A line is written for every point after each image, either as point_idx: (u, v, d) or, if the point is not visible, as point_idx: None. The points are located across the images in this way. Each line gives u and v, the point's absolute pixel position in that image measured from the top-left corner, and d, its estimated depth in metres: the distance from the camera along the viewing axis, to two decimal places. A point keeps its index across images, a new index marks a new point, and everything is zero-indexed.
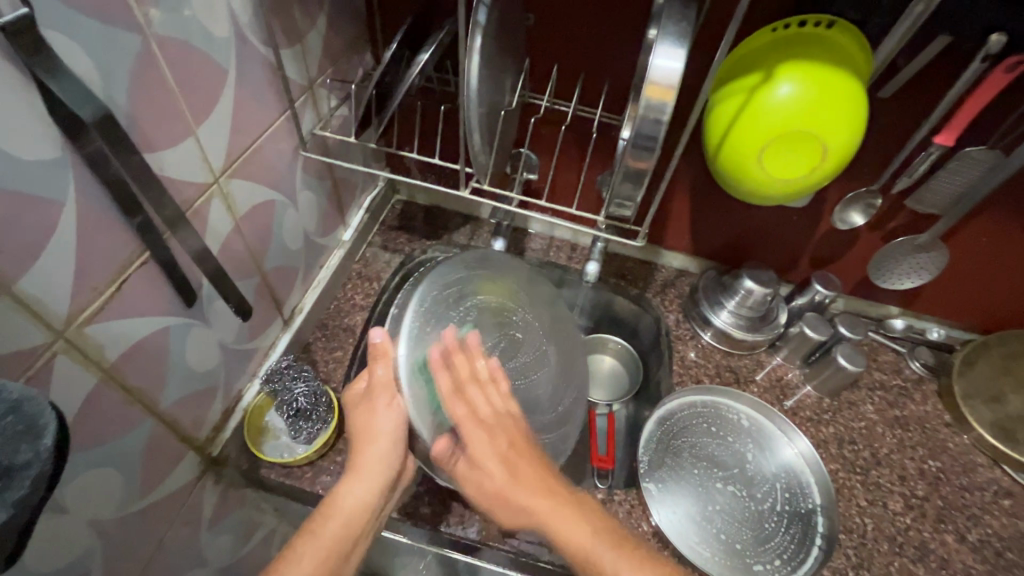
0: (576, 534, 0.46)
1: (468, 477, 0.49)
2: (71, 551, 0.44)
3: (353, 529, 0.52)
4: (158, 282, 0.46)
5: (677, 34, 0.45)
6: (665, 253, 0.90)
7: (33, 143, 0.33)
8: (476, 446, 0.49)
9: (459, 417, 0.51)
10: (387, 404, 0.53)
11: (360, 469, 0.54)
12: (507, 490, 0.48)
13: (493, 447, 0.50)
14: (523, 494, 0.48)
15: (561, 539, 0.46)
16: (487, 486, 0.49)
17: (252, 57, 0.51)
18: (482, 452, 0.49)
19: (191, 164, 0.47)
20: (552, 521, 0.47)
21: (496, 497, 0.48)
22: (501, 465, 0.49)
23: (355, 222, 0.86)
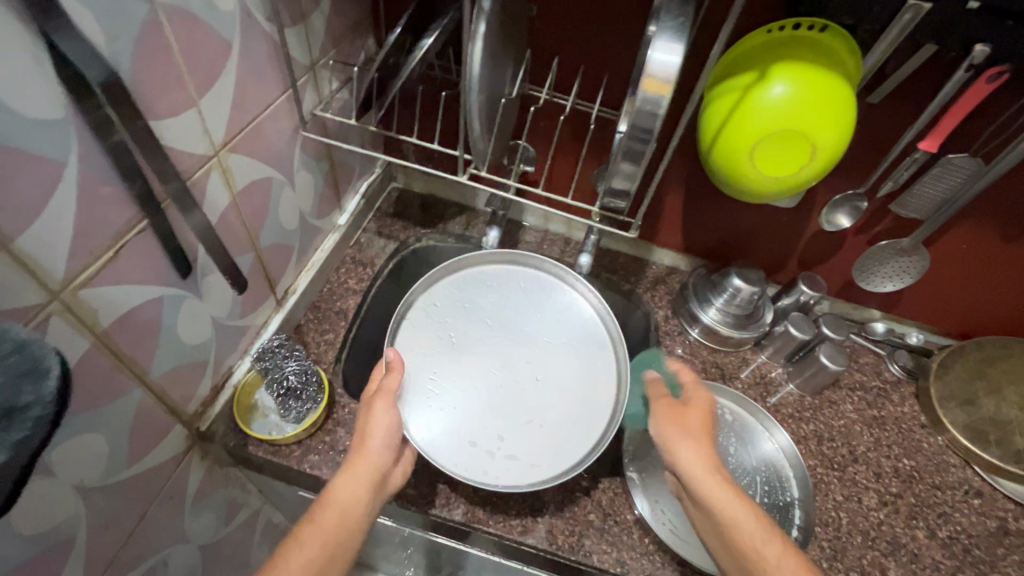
0: (740, 522, 0.48)
1: (681, 464, 0.52)
2: (56, 516, 0.44)
3: (347, 526, 0.49)
4: (154, 252, 0.46)
5: (676, 29, 0.46)
6: (656, 250, 0.91)
7: (37, 102, 0.34)
8: (687, 442, 0.52)
9: (689, 416, 0.55)
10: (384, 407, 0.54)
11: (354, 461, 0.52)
12: (705, 480, 0.50)
13: (704, 450, 0.52)
14: (716, 489, 0.50)
15: (740, 540, 0.47)
16: (687, 469, 0.51)
17: (256, 34, 0.52)
18: (690, 449, 0.52)
19: (190, 136, 0.47)
20: (742, 521, 0.48)
21: (694, 482, 0.51)
22: (700, 462, 0.51)
23: (351, 207, 0.87)
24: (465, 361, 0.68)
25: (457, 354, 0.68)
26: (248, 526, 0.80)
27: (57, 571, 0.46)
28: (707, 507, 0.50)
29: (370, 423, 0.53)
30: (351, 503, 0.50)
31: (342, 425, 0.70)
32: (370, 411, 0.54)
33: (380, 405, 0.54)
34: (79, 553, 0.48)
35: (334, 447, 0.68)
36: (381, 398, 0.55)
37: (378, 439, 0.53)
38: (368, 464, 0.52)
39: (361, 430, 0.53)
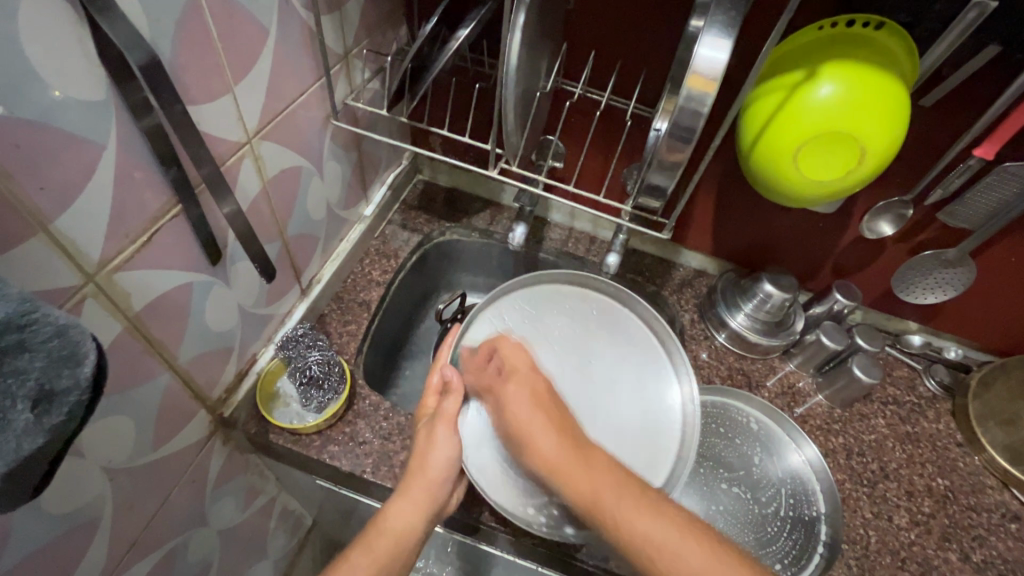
0: (644, 525, 0.44)
1: (544, 457, 0.49)
2: (84, 496, 0.45)
3: (402, 548, 0.52)
4: (187, 237, 0.46)
5: (725, 23, 0.44)
6: (684, 252, 0.89)
7: (79, 83, 0.34)
8: (540, 432, 0.49)
9: (522, 406, 0.51)
10: (443, 436, 0.55)
11: (409, 488, 0.54)
12: (564, 468, 0.47)
13: (561, 436, 0.49)
14: (575, 475, 0.47)
15: (639, 535, 0.44)
16: (543, 460, 0.49)
17: (293, 20, 0.51)
18: (544, 436, 0.49)
19: (225, 122, 0.47)
20: (660, 532, 0.44)
21: (552, 473, 0.48)
22: (577, 453, 0.48)
23: (376, 198, 0.86)
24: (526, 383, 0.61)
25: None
26: (266, 511, 0.81)
27: (82, 550, 0.47)
28: (570, 497, 0.47)
29: (431, 450, 0.55)
30: (404, 524, 0.53)
31: (363, 417, 0.70)
32: (432, 436, 0.55)
33: (441, 432, 0.55)
34: (104, 533, 0.49)
35: (354, 438, 0.68)
36: (443, 424, 0.56)
37: (438, 468, 0.54)
38: (424, 489, 0.54)
39: (421, 455, 0.55)
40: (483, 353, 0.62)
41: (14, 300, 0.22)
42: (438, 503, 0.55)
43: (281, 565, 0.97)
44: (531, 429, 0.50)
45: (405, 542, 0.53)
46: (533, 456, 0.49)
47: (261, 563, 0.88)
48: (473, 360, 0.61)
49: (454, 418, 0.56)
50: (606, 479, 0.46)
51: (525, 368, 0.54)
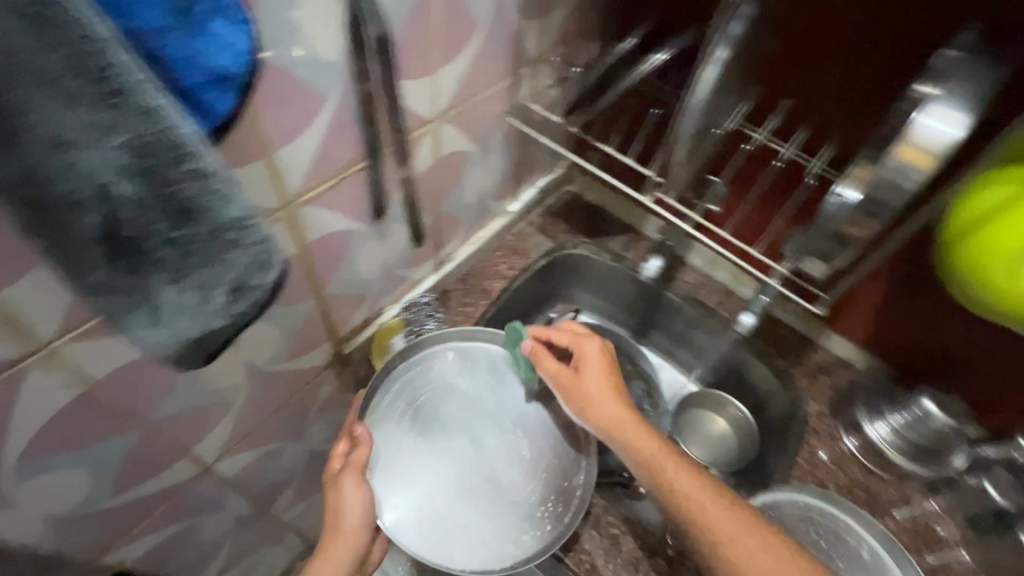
0: (604, 407, 0.59)
1: (595, 403, 0.59)
2: (228, 381, 0.53)
3: None
4: (362, 190, 0.52)
5: (961, 98, 0.39)
6: (831, 335, 0.80)
7: (326, 44, 0.39)
8: (601, 394, 0.59)
9: (590, 371, 0.61)
10: (354, 486, 0.58)
11: (330, 550, 0.57)
12: (631, 432, 0.57)
13: (621, 405, 0.59)
14: (596, 396, 0.59)
15: (602, 417, 0.59)
16: (605, 419, 0.58)
17: (502, 21, 0.55)
18: (609, 401, 0.59)
19: (421, 99, 0.52)
20: (612, 416, 0.58)
21: (618, 433, 0.58)
22: (621, 399, 0.60)
23: (524, 197, 0.89)
24: (439, 444, 0.65)
25: (427, 435, 0.65)
26: None
27: (212, 425, 0.55)
28: (614, 439, 0.58)
29: (342, 505, 0.58)
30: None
31: None
32: (339, 491, 0.58)
33: (349, 484, 0.59)
34: (231, 417, 0.57)
35: None
36: (349, 475, 0.59)
37: (352, 523, 0.58)
38: (345, 550, 0.57)
39: (335, 511, 0.58)
40: (388, 403, 0.65)
41: (244, 205, 0.26)
42: (357, 556, 0.58)
43: None
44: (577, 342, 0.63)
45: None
46: (591, 416, 0.59)
47: None
48: (383, 428, 0.64)
49: (361, 467, 0.60)
50: (601, 376, 0.61)
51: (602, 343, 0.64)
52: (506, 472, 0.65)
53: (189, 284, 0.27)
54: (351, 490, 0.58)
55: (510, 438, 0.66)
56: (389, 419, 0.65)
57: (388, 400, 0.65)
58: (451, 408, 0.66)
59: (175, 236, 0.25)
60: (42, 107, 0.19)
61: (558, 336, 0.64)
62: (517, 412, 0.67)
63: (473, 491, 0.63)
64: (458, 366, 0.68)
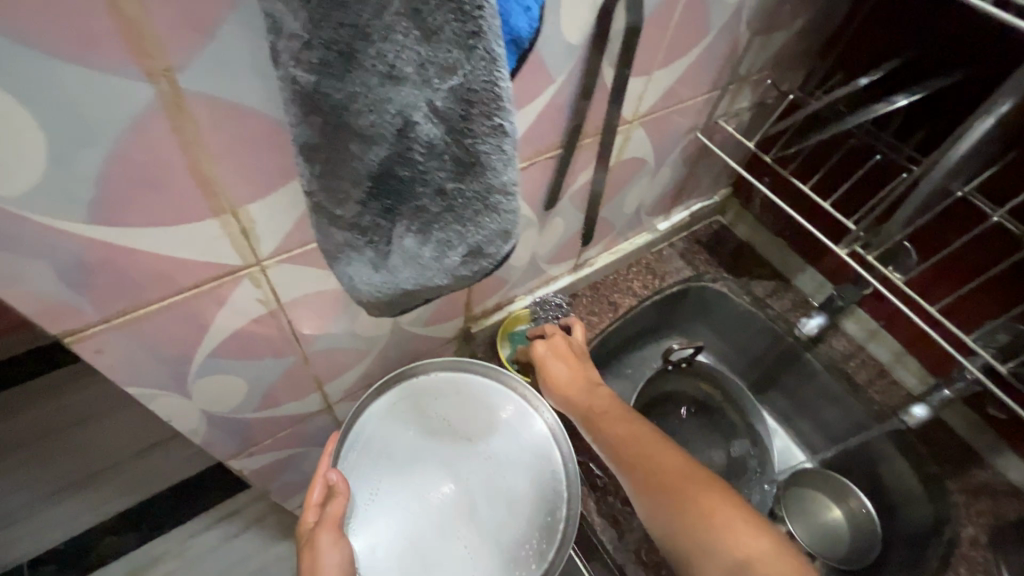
0: (555, 367, 0.60)
1: (559, 379, 0.58)
2: (374, 333, 0.55)
3: None
4: (545, 178, 0.51)
5: None
6: (1009, 457, 0.68)
7: (574, 25, 0.38)
8: (554, 362, 0.60)
9: (552, 346, 0.61)
10: (331, 541, 0.48)
11: None
12: (597, 410, 0.53)
13: (573, 373, 0.59)
14: (555, 367, 0.59)
15: (553, 383, 0.58)
16: (554, 382, 0.58)
17: (729, 32, 0.52)
18: (559, 365, 0.59)
19: (629, 97, 0.50)
20: (562, 377, 0.58)
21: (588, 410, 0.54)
22: (583, 375, 0.58)
23: (674, 218, 0.86)
24: (418, 487, 0.54)
25: (404, 477, 0.55)
26: None
27: (348, 369, 0.57)
28: (573, 412, 0.55)
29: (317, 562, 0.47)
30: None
31: None
32: (314, 546, 0.48)
33: (327, 539, 0.48)
34: (364, 366, 0.59)
35: None
36: (325, 530, 0.49)
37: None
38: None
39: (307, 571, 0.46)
40: (363, 439, 0.56)
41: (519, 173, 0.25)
42: None
43: None
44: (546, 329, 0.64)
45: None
46: (546, 381, 0.59)
47: None
48: (360, 470, 0.54)
49: (339, 521, 0.50)
50: (571, 363, 0.60)
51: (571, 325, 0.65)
52: (494, 524, 0.54)
53: (436, 236, 0.27)
54: (329, 535, 0.49)
55: (496, 480, 0.56)
56: (362, 454, 0.55)
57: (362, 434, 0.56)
58: (439, 447, 0.57)
59: (448, 187, 0.25)
60: (398, 34, 0.19)
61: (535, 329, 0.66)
62: (510, 451, 0.57)
63: (464, 536, 0.53)
64: (454, 398, 0.59)
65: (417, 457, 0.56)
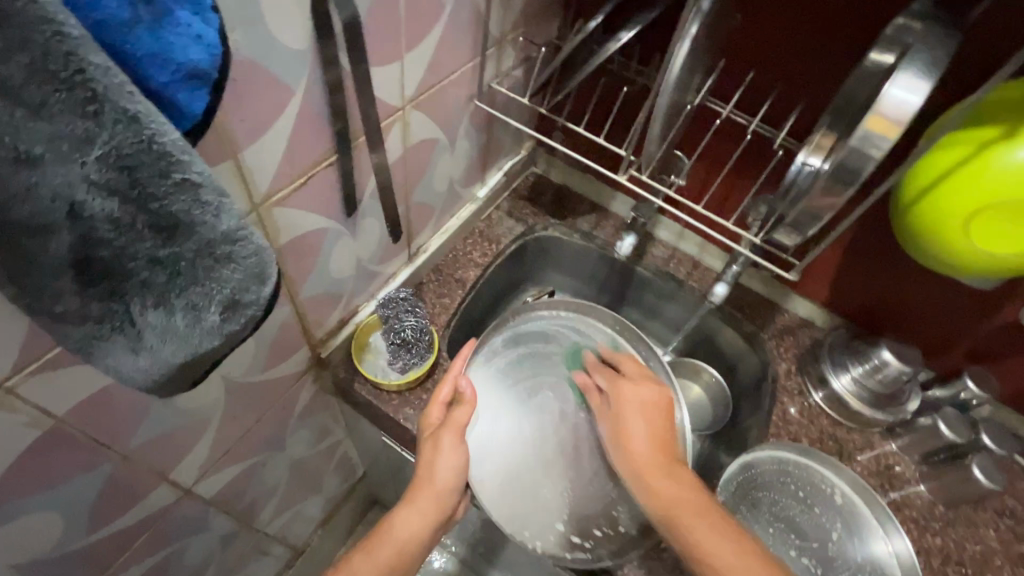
0: (635, 426, 0.54)
1: (637, 452, 0.53)
2: (205, 399, 0.50)
3: (404, 559, 0.54)
4: (332, 187, 0.50)
5: (924, 66, 0.40)
6: (793, 297, 0.84)
7: (291, 32, 0.37)
8: (635, 436, 0.54)
9: (631, 407, 0.56)
10: (451, 442, 0.56)
11: (417, 496, 0.55)
12: (657, 471, 0.52)
13: (652, 445, 0.53)
14: (631, 428, 0.54)
15: (629, 447, 0.54)
16: (632, 458, 0.53)
17: (466, 1, 0.53)
18: (640, 439, 0.54)
19: (388, 86, 0.49)
20: (641, 460, 0.53)
21: (643, 468, 0.52)
22: (666, 459, 0.53)
23: (491, 182, 0.88)
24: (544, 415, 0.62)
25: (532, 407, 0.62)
26: (330, 453, 0.86)
27: (192, 444, 0.52)
28: (623, 463, 0.54)
29: (437, 458, 0.55)
30: (408, 529, 0.54)
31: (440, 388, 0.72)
32: (439, 445, 0.56)
33: (448, 440, 0.56)
34: (209, 435, 0.54)
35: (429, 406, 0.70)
36: (448, 431, 0.56)
37: (443, 476, 0.55)
38: (432, 500, 0.55)
39: (426, 465, 0.56)
40: (486, 371, 0.63)
41: (236, 218, 0.25)
42: (443, 512, 0.56)
43: (328, 509, 1.02)
44: (623, 405, 0.56)
45: (408, 548, 0.54)
46: (623, 450, 0.54)
47: (313, 499, 0.94)
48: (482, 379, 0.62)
49: (462, 427, 0.57)
50: (644, 443, 0.53)
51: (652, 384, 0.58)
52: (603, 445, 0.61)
53: (179, 307, 0.25)
54: (450, 446, 0.56)
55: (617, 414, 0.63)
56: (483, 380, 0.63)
57: (500, 375, 0.63)
58: (549, 375, 0.64)
59: (159, 255, 0.24)
60: (12, 125, 0.19)
61: (621, 382, 0.58)
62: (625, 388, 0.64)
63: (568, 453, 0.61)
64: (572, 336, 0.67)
65: (536, 380, 0.64)
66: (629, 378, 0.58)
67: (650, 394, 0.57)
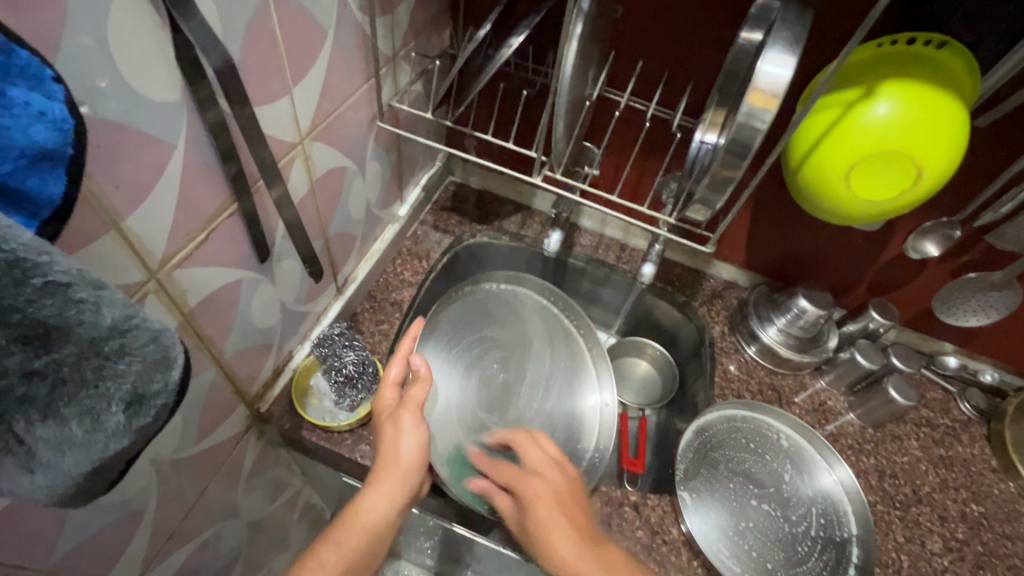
0: (547, 514, 0.54)
1: (539, 518, 0.54)
2: (134, 487, 0.45)
3: (372, 538, 0.53)
4: (239, 236, 0.47)
5: (790, 40, 0.43)
6: (715, 263, 0.89)
7: (157, 83, 0.34)
8: (559, 541, 0.53)
9: (543, 494, 0.56)
10: (410, 421, 0.55)
11: (381, 478, 0.54)
12: (552, 535, 0.53)
13: (578, 542, 0.53)
14: (553, 532, 0.53)
15: (554, 554, 0.53)
16: (561, 559, 0.52)
17: (349, 23, 0.52)
18: (540, 481, 0.57)
19: (280, 122, 0.47)
20: (569, 556, 0.52)
21: (539, 531, 0.54)
22: (579, 535, 0.54)
23: (411, 198, 0.87)
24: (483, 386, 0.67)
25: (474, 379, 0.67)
26: (291, 507, 0.82)
27: (129, 539, 0.48)
28: (544, 561, 0.54)
29: (400, 438, 0.55)
30: (377, 512, 0.53)
31: None
32: (399, 424, 0.55)
33: (407, 420, 0.55)
34: (147, 524, 0.49)
35: None
36: (406, 412, 0.56)
37: (408, 455, 0.55)
38: (398, 480, 0.54)
39: (388, 445, 0.55)
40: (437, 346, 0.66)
41: (121, 305, 0.23)
42: (409, 492, 0.55)
43: None
44: (518, 483, 0.57)
45: (375, 529, 0.53)
46: (554, 553, 0.53)
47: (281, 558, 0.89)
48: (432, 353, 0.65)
49: (420, 404, 0.56)
50: (567, 528, 0.54)
51: (557, 474, 0.58)
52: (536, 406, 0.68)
53: (71, 415, 0.22)
54: (413, 423, 0.55)
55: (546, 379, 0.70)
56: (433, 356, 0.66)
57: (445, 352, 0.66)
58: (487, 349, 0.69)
59: (37, 365, 0.21)
60: None
61: (503, 474, 0.58)
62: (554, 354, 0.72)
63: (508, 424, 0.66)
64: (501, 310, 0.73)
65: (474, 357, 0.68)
66: (534, 450, 0.59)
67: (541, 453, 0.59)
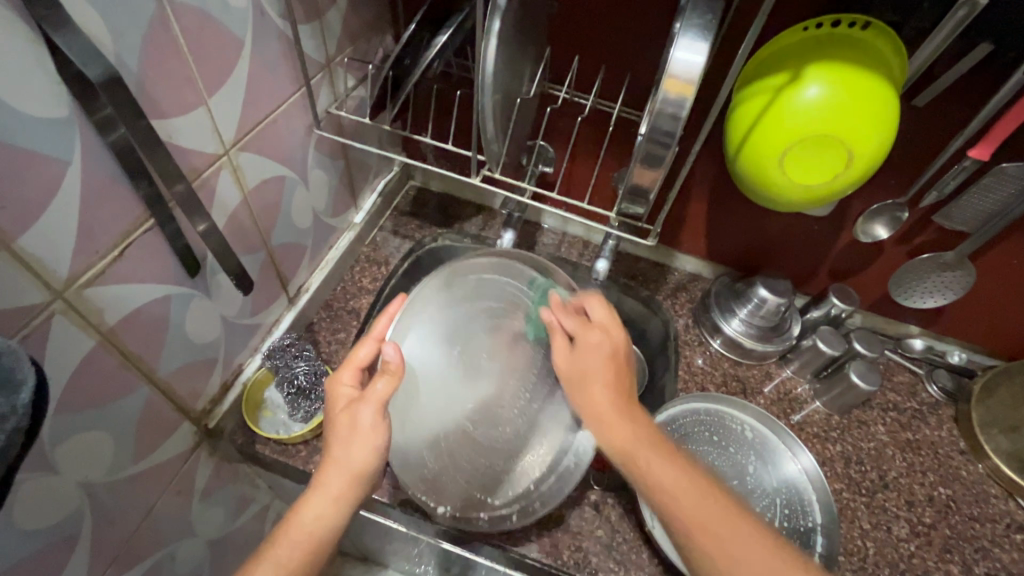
0: (598, 399, 0.52)
1: (597, 409, 0.52)
2: (61, 511, 0.45)
3: (316, 548, 0.50)
4: (160, 252, 0.46)
5: (703, 25, 0.42)
6: (678, 255, 0.89)
7: (40, 99, 0.34)
8: (597, 384, 0.53)
9: (596, 362, 0.54)
10: (365, 415, 0.50)
11: (324, 477, 0.50)
12: (610, 419, 0.51)
13: (614, 392, 0.52)
14: (613, 419, 0.51)
15: (594, 415, 0.52)
16: (590, 405, 0.52)
17: (269, 30, 0.51)
18: (597, 389, 0.52)
19: (197, 136, 0.46)
20: (636, 442, 0.49)
21: (603, 421, 0.51)
22: (623, 406, 0.51)
23: (367, 205, 0.86)
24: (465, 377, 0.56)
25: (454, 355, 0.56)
26: (258, 522, 0.81)
27: (63, 566, 0.47)
28: (604, 444, 0.51)
29: (353, 438, 0.50)
30: (323, 520, 0.50)
31: None
32: (354, 423, 0.50)
33: (363, 413, 0.50)
34: (83, 549, 0.48)
35: None
36: (365, 407, 0.50)
37: (360, 457, 0.50)
38: (346, 484, 0.50)
39: (337, 442, 0.51)
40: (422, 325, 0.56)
41: None
42: (358, 496, 0.51)
43: None
44: (566, 371, 0.55)
45: (320, 539, 0.50)
46: (581, 400, 0.53)
47: None
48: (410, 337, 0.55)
49: (381, 398, 0.51)
50: (608, 408, 0.51)
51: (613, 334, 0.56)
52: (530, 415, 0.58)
53: None
54: (369, 420, 0.50)
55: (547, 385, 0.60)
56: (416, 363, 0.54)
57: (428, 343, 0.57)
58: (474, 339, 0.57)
59: None
60: None
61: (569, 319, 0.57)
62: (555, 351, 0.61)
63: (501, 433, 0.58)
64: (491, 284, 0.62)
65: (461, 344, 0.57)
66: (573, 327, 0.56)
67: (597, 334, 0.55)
